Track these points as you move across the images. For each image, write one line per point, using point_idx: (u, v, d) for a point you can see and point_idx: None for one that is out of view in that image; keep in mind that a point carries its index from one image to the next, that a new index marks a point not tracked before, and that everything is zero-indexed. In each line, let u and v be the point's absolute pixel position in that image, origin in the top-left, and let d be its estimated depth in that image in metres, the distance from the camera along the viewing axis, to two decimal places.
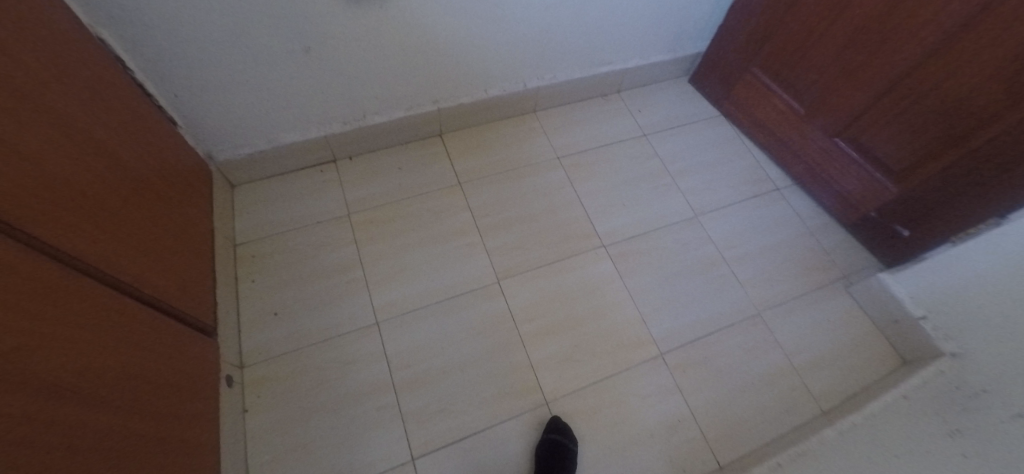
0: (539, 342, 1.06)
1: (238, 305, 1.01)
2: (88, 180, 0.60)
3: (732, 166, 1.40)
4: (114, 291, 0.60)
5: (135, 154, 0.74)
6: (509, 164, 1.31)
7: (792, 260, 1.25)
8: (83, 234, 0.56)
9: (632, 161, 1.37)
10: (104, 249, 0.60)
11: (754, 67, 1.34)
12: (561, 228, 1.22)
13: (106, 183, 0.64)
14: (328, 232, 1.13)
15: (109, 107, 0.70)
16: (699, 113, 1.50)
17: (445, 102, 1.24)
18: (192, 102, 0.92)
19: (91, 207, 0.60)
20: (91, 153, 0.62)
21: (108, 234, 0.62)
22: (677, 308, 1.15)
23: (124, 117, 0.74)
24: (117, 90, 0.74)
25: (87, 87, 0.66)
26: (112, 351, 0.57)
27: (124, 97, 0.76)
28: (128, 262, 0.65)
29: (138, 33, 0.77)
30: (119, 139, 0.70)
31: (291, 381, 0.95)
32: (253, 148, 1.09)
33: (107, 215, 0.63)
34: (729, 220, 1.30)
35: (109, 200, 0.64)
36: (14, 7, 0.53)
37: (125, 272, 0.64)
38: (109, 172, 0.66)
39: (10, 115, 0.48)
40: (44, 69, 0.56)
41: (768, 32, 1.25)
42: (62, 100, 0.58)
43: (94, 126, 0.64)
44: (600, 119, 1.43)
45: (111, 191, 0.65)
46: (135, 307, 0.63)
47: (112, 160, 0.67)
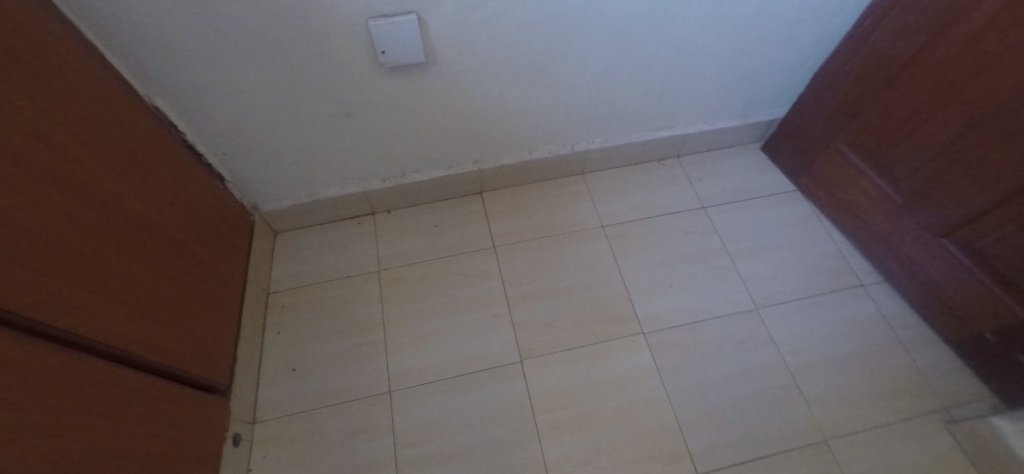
0: (558, 438, 0.96)
1: (261, 356, 1.03)
2: (119, 255, 0.62)
3: (805, 252, 1.22)
4: (128, 367, 0.61)
5: (174, 219, 0.77)
6: (549, 229, 1.24)
7: (874, 377, 1.04)
8: (104, 313, 0.58)
9: (687, 236, 1.24)
10: (123, 325, 0.61)
11: (839, 143, 1.17)
12: (596, 308, 1.13)
13: (140, 254, 0.67)
14: (356, 287, 1.15)
15: (154, 175, 0.74)
16: (770, 186, 1.34)
17: (486, 162, 1.22)
18: (237, 159, 0.98)
19: (118, 282, 0.61)
20: (127, 227, 0.65)
21: (131, 307, 0.63)
22: (723, 418, 0.99)
23: (167, 183, 0.77)
24: (165, 156, 0.78)
25: (135, 160, 0.70)
26: (116, 432, 0.57)
27: (172, 162, 0.80)
28: (149, 333, 0.66)
29: (190, 102, 0.83)
30: (160, 207, 0.74)
31: (295, 444, 0.93)
32: (294, 201, 1.15)
33: (133, 287, 0.65)
34: (796, 317, 1.12)
35: (139, 271, 0.66)
36: (68, 99, 0.58)
37: (143, 344, 0.65)
38: (144, 243, 0.68)
39: (43, 206, 0.50)
40: (93, 153, 0.60)
41: (857, 108, 1.09)
42: (107, 180, 0.62)
43: (136, 199, 0.68)
44: (655, 186, 1.33)
45: (142, 261, 0.67)
46: (148, 381, 0.64)
47: (149, 229, 0.70)
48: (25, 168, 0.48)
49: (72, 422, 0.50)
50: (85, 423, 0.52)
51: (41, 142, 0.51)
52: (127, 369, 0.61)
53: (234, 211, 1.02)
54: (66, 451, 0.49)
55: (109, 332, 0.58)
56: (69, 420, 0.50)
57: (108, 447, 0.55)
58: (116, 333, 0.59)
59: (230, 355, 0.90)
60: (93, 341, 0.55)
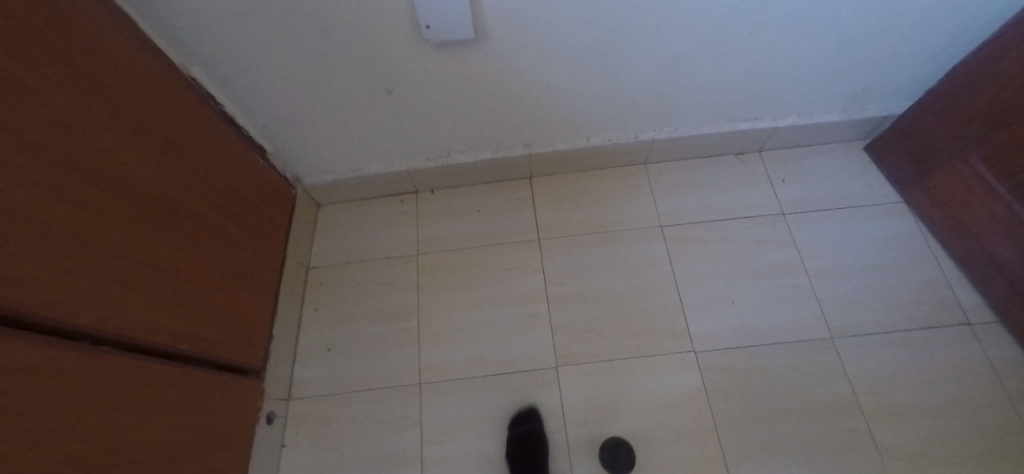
0: (590, 454, 0.91)
1: (298, 332, 1.04)
2: (154, 245, 0.61)
3: (902, 277, 1.04)
4: (161, 358, 0.61)
5: (211, 202, 0.76)
6: (600, 225, 1.13)
7: (972, 434, 0.89)
8: (139, 307, 0.58)
9: (757, 246, 1.09)
10: (151, 316, 0.60)
11: (961, 155, 0.96)
12: (645, 317, 1.03)
13: (176, 242, 0.66)
14: (393, 270, 1.11)
15: (188, 155, 0.71)
16: (868, 194, 1.14)
17: (537, 147, 1.11)
18: (278, 132, 0.95)
19: (147, 273, 0.59)
20: (163, 216, 0.63)
21: (161, 296, 0.62)
22: (778, 458, 0.89)
23: (204, 164, 0.75)
24: (200, 133, 0.75)
25: (168, 139, 0.66)
26: (143, 424, 0.56)
27: (210, 141, 0.78)
28: (182, 321, 0.66)
29: (227, 74, 0.78)
30: (197, 191, 0.72)
31: (326, 426, 0.94)
32: (337, 176, 1.12)
33: (163, 276, 0.63)
34: (881, 353, 0.97)
35: (170, 259, 0.64)
36: (104, 83, 0.55)
37: (172, 334, 0.64)
38: (181, 230, 0.67)
39: (76, 202, 0.49)
40: (129, 139, 0.58)
41: (994, 113, 0.87)
42: (142, 168, 0.60)
43: (172, 185, 0.66)
44: (726, 184, 1.17)
45: (174, 248, 0.66)
46: (181, 370, 0.64)
47: (181, 214, 0.68)
48: (57, 163, 0.46)
49: (97, 421, 0.49)
50: (109, 421, 0.51)
51: (76, 133, 0.49)
52: (154, 360, 0.60)
53: (272, 186, 0.99)
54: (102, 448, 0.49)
55: (133, 324, 0.56)
56: (94, 419, 0.48)
57: (144, 438, 0.56)
58: (141, 326, 0.58)
59: (263, 335, 0.90)
60: (122, 335, 0.55)
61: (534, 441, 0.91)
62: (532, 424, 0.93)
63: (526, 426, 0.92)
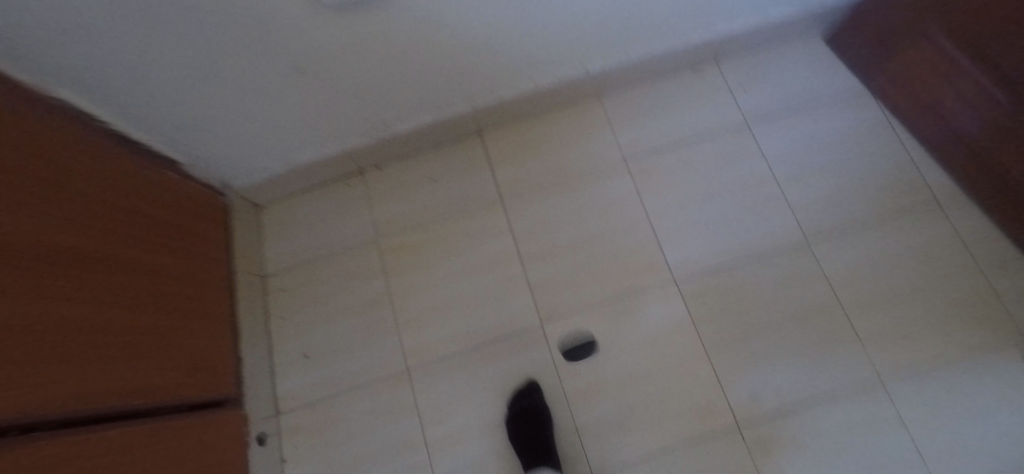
0: (589, 401, 0.92)
1: (270, 345, 0.99)
2: (93, 304, 0.55)
3: (869, 166, 1.03)
4: (126, 419, 0.58)
5: (132, 238, 0.68)
6: (562, 171, 1.07)
7: (943, 307, 0.92)
8: (95, 374, 0.53)
9: (724, 162, 1.05)
10: (109, 379, 0.55)
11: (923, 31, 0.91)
12: (622, 258, 1.00)
13: (112, 294, 0.60)
14: (355, 260, 1.04)
15: (90, 192, 0.61)
16: (828, 85, 1.09)
17: (480, 99, 1.02)
18: (184, 141, 0.84)
19: (89, 336, 0.53)
20: (93, 269, 0.57)
21: (108, 357, 0.56)
22: (767, 367, 0.92)
23: (113, 198, 0.66)
24: (93, 162, 0.65)
25: (63, 180, 0.57)
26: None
27: (107, 168, 0.68)
28: (137, 373, 0.62)
29: (96, 85, 0.65)
30: (115, 231, 0.64)
31: (323, 431, 0.93)
32: (270, 172, 1.01)
33: (105, 335, 0.56)
34: (855, 247, 0.98)
35: (106, 315, 0.58)
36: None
37: (131, 392, 0.59)
38: (112, 279, 0.61)
39: (18, 284, 0.43)
40: (35, 195, 0.50)
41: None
42: (58, 224, 0.53)
43: (91, 233, 0.58)
44: (686, 102, 1.10)
45: (110, 300, 0.59)
46: (149, 426, 0.61)
47: (105, 261, 0.60)
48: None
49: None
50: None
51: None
52: (118, 423, 0.56)
53: (196, 200, 0.89)
54: None
55: (91, 394, 0.52)
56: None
57: None
58: (97, 394, 0.53)
59: (231, 360, 0.85)
60: (89, 407, 0.51)
61: (539, 413, 0.89)
62: (535, 397, 0.91)
63: (527, 400, 0.91)
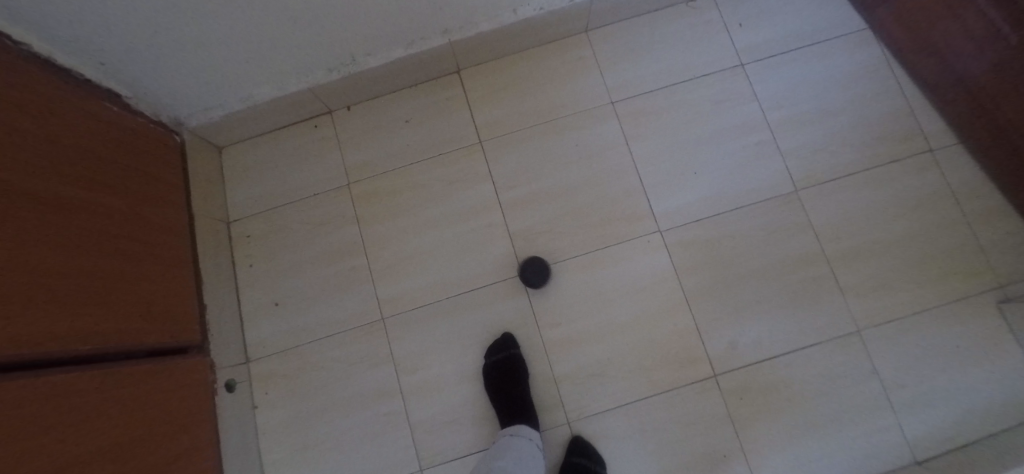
0: (567, 351, 0.91)
1: (238, 293, 0.95)
2: (24, 243, 0.50)
3: (866, 113, 0.98)
4: (63, 366, 0.54)
5: (73, 174, 0.62)
6: (545, 114, 1.01)
7: (926, 259, 0.91)
8: (29, 317, 0.49)
9: (716, 107, 0.99)
10: (44, 324, 0.51)
11: None
12: (606, 207, 0.97)
13: (48, 233, 0.55)
14: (325, 207, 0.99)
15: (16, 121, 0.54)
16: (832, 23, 1.02)
17: (458, 33, 0.93)
18: (124, 70, 0.74)
19: (20, 279, 0.49)
20: (23, 206, 0.52)
21: (42, 301, 0.52)
22: (747, 318, 0.91)
23: (47, 128, 0.59)
24: (21, 87, 0.58)
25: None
26: (74, 440, 0.51)
27: (36, 95, 0.60)
28: (81, 319, 0.58)
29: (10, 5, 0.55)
30: (51, 165, 0.58)
31: (296, 380, 0.91)
32: (228, 109, 0.92)
33: (39, 278, 0.52)
34: (845, 197, 0.95)
35: (40, 257, 0.53)
36: None
37: (71, 337, 0.55)
38: (48, 217, 0.55)
39: None
40: None
41: None
42: None
43: (20, 165, 0.53)
44: (679, 40, 1.02)
45: (45, 240, 0.54)
46: (96, 373, 0.57)
47: (40, 197, 0.55)
48: None
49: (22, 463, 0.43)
50: (35, 453, 0.45)
51: None
52: (57, 371, 0.52)
53: (145, 136, 0.81)
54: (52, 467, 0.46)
55: (23, 340, 0.48)
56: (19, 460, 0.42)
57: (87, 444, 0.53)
58: (29, 340, 0.49)
59: (194, 307, 0.82)
60: (22, 352, 0.47)
61: (514, 367, 0.87)
62: (511, 351, 0.89)
63: (503, 354, 0.88)
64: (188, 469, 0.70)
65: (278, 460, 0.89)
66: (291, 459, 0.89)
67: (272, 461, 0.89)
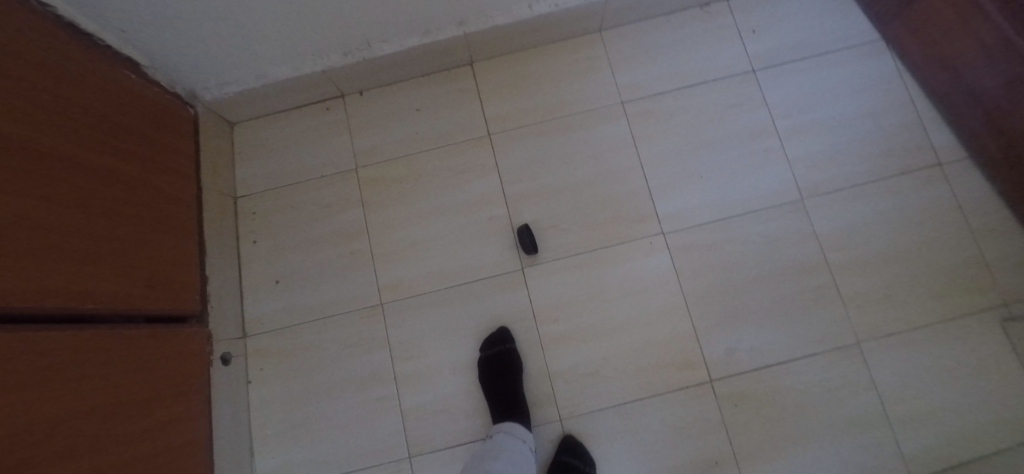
0: (563, 346, 0.91)
1: (240, 268, 0.96)
2: (35, 198, 0.52)
3: (877, 126, 0.98)
4: (64, 322, 0.55)
5: (90, 137, 0.63)
6: (555, 110, 1.01)
7: (931, 276, 0.90)
8: (34, 271, 0.50)
9: (726, 112, 0.99)
10: (48, 279, 0.52)
11: None
12: (610, 205, 0.97)
13: (61, 191, 0.56)
14: (332, 189, 1.00)
15: (30, 79, 0.55)
16: (846, 35, 1.02)
17: (473, 24, 0.94)
18: (144, 39, 0.76)
19: (20, 232, 0.49)
20: (37, 163, 0.53)
21: (44, 257, 0.52)
22: (746, 324, 0.90)
23: (67, 91, 0.61)
24: (43, 48, 0.59)
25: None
26: (66, 392, 0.52)
27: (58, 56, 0.62)
28: (86, 278, 0.59)
29: None
30: (69, 126, 0.60)
31: (291, 358, 0.92)
32: (242, 86, 0.94)
33: (41, 234, 0.52)
34: (851, 208, 0.94)
35: (45, 213, 0.53)
36: None
37: (76, 294, 0.56)
38: (63, 176, 0.57)
39: None
40: None
41: None
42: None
43: (38, 123, 0.54)
44: (692, 43, 1.03)
45: (57, 197, 0.56)
46: (97, 331, 0.59)
47: (55, 156, 0.56)
48: None
49: (9, 410, 0.43)
50: (22, 402, 0.45)
51: None
52: (54, 325, 0.53)
53: (160, 107, 0.82)
54: (40, 415, 0.47)
55: (19, 292, 0.48)
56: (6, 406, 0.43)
57: (81, 396, 0.54)
58: (25, 293, 0.49)
59: (196, 278, 0.82)
60: (23, 304, 0.48)
61: (509, 361, 0.87)
62: (506, 345, 0.89)
63: (498, 348, 0.88)
64: (178, 436, 0.70)
65: (268, 437, 0.89)
66: (281, 436, 0.89)
67: (262, 437, 0.89)
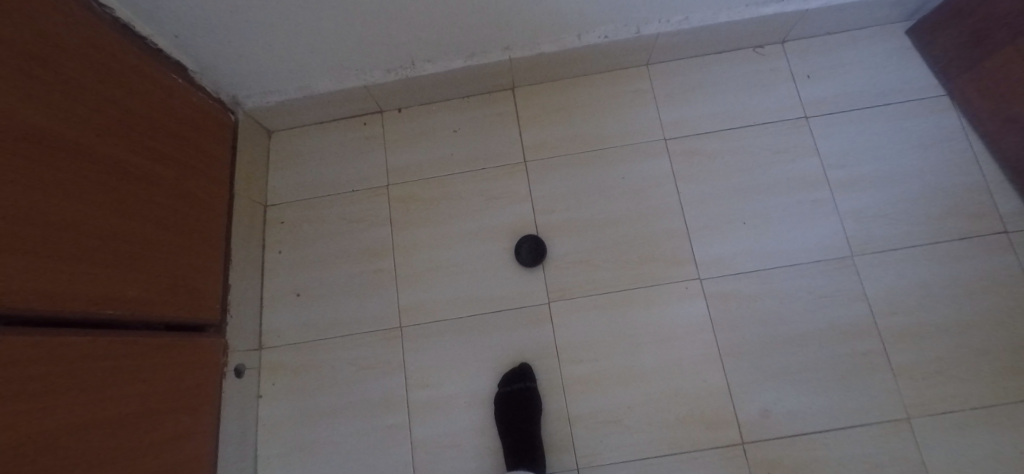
0: (586, 390, 0.86)
1: (263, 277, 0.95)
2: (67, 199, 0.51)
3: (937, 184, 0.92)
4: (83, 329, 0.54)
5: (132, 138, 0.63)
6: (594, 141, 0.98)
7: (994, 352, 0.83)
8: (57, 276, 0.49)
9: (773, 157, 0.95)
10: (71, 284, 0.51)
11: None
12: (646, 244, 0.92)
13: (96, 192, 0.56)
14: (361, 204, 0.98)
15: (74, 78, 0.54)
16: (908, 87, 0.97)
17: (518, 50, 0.93)
18: (195, 45, 0.76)
19: (39, 230, 0.47)
20: (75, 164, 0.52)
21: (71, 262, 0.51)
22: (785, 384, 0.84)
23: (113, 93, 0.61)
24: (94, 49, 0.59)
25: (37, 54, 0.49)
26: (77, 400, 0.50)
27: (110, 58, 0.62)
28: (111, 283, 0.57)
29: None
30: (112, 129, 0.59)
31: (305, 375, 0.89)
32: (284, 96, 0.94)
33: (63, 232, 0.50)
34: (906, 271, 0.88)
35: (70, 211, 0.51)
36: None
37: (99, 299, 0.55)
38: (99, 178, 0.56)
39: None
40: (16, 74, 0.45)
41: None
42: (40, 110, 0.48)
43: (79, 125, 0.54)
44: (742, 84, 0.99)
45: (91, 199, 0.55)
46: (115, 340, 0.57)
47: (95, 157, 0.56)
48: None
49: (6, 420, 0.40)
50: (23, 408, 0.42)
51: None
52: (71, 332, 0.51)
53: (202, 111, 0.82)
54: (48, 421, 0.46)
55: (39, 298, 0.47)
56: (2, 417, 0.40)
57: (92, 404, 0.52)
58: (39, 295, 0.47)
59: (219, 286, 0.81)
60: (42, 310, 0.47)
61: (528, 401, 0.83)
62: (526, 383, 0.84)
63: (518, 385, 0.84)
64: (184, 451, 0.67)
65: (273, 456, 0.86)
66: (286, 457, 0.86)
67: (267, 456, 0.86)
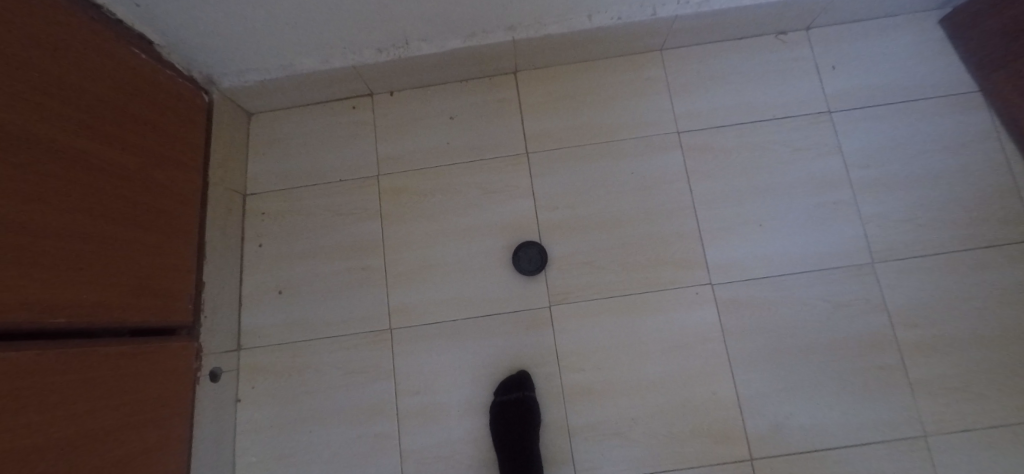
0: (587, 400, 0.81)
1: (242, 272, 0.89)
2: (29, 197, 0.46)
3: (965, 188, 0.86)
4: (43, 341, 0.48)
5: (94, 126, 0.56)
6: (601, 133, 0.91)
7: (1016, 367, 0.79)
8: (16, 283, 0.44)
9: (794, 154, 0.89)
10: (31, 291, 0.45)
11: None
12: (655, 245, 0.86)
13: (59, 188, 0.50)
14: (349, 195, 0.91)
15: (29, 57, 0.48)
16: (938, 82, 0.91)
17: (522, 31, 0.84)
18: (160, 16, 0.67)
19: None
20: (35, 158, 0.47)
21: (34, 265, 0.46)
22: (797, 398, 0.80)
23: (69, 71, 0.54)
24: (45, 21, 0.51)
25: None
26: (50, 413, 0.46)
27: (63, 31, 0.54)
28: (71, 288, 0.51)
29: None
30: (71, 116, 0.53)
31: (287, 378, 0.84)
32: (264, 75, 0.86)
33: (24, 233, 0.45)
34: (928, 280, 0.83)
35: (32, 210, 0.46)
36: None
37: (60, 307, 0.49)
38: (60, 172, 0.50)
39: None
40: None
41: None
42: None
43: (35, 114, 0.47)
44: (762, 74, 0.92)
45: (53, 195, 0.49)
46: (80, 351, 0.51)
47: (55, 150, 0.50)
48: None
49: None
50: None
51: None
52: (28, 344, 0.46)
53: (171, 92, 0.74)
54: (25, 436, 0.42)
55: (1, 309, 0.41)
56: None
57: (64, 416, 0.47)
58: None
59: (192, 284, 0.75)
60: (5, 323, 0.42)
61: (526, 411, 0.78)
62: (525, 392, 0.79)
63: (515, 395, 0.79)
64: (155, 465, 0.62)
65: (252, 464, 0.81)
66: (266, 464, 0.81)
67: (246, 463, 0.81)
